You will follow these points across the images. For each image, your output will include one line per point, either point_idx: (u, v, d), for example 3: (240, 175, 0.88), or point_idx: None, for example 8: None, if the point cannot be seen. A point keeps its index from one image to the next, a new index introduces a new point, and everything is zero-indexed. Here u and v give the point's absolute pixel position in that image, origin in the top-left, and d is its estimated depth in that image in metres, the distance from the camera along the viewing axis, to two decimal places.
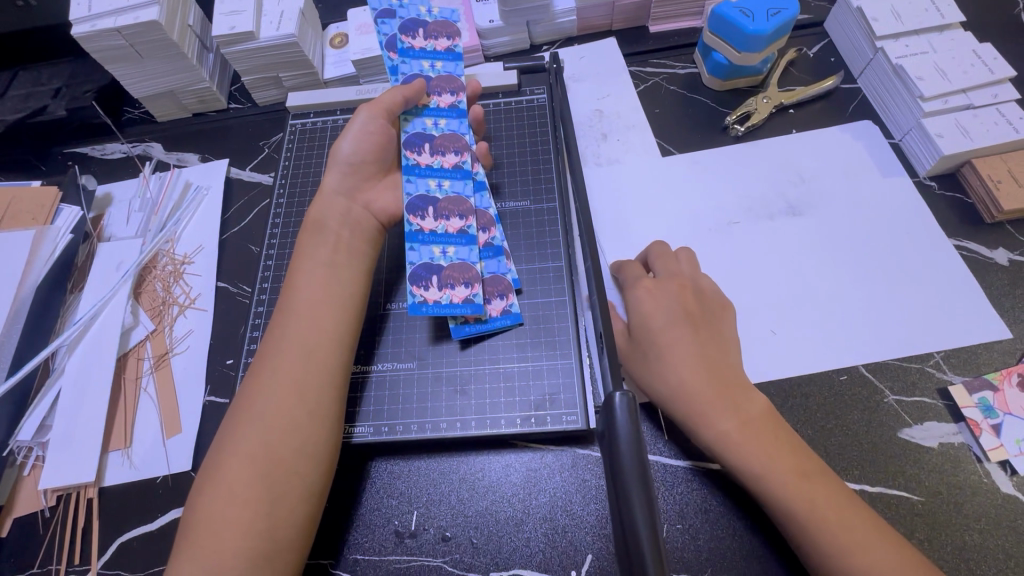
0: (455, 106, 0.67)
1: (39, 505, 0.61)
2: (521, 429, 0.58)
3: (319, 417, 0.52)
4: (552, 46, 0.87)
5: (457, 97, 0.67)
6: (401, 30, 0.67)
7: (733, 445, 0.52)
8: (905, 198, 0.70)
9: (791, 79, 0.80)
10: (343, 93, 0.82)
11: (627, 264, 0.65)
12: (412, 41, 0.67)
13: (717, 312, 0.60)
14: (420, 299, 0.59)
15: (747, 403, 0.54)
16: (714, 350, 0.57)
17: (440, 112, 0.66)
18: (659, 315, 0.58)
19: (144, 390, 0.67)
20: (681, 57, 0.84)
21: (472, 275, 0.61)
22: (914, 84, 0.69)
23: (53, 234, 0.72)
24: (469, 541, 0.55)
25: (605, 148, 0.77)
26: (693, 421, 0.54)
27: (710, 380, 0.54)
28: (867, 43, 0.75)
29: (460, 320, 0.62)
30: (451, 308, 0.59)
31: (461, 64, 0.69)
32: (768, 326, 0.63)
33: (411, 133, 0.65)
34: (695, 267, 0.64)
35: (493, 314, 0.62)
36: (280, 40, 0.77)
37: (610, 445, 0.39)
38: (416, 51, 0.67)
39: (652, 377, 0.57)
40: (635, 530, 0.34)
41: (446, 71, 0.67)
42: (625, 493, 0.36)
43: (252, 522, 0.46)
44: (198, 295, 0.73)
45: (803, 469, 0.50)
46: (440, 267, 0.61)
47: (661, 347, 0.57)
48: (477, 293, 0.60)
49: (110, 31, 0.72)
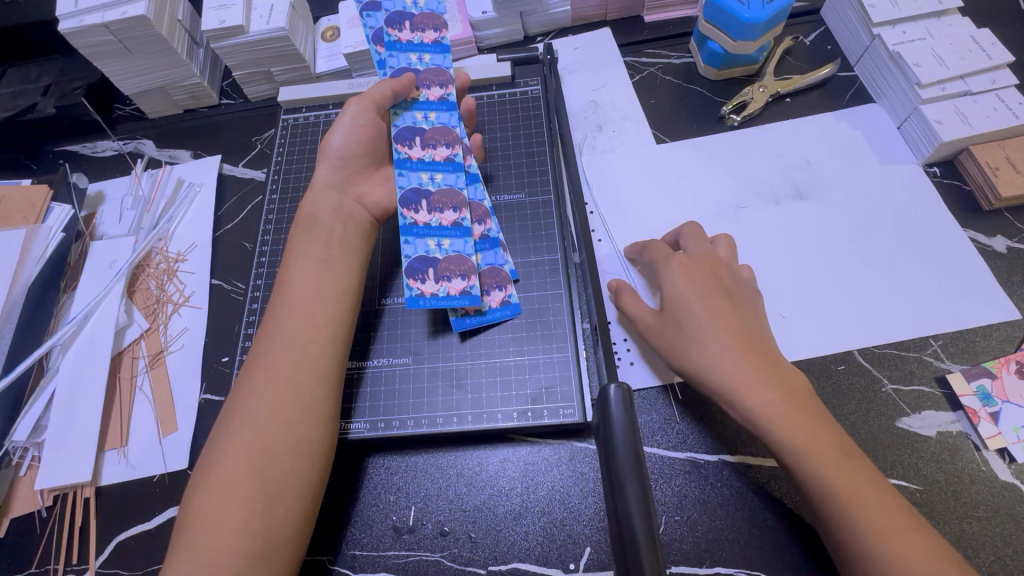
0: (444, 100, 0.66)
1: (35, 506, 0.61)
2: (518, 423, 0.58)
3: (314, 415, 0.51)
4: (546, 37, 0.86)
5: (446, 90, 0.66)
6: (388, 24, 0.66)
7: (771, 417, 0.50)
8: (902, 185, 0.69)
9: (787, 68, 0.79)
10: (335, 88, 0.81)
11: (654, 243, 0.64)
12: (399, 34, 0.66)
13: (750, 290, 0.59)
14: (417, 292, 0.59)
15: (787, 376, 0.52)
16: (751, 324, 0.55)
17: (430, 106, 0.66)
18: (695, 287, 0.57)
19: (139, 389, 0.67)
20: (676, 47, 0.83)
21: (467, 267, 0.61)
22: (912, 71, 0.68)
23: (44, 233, 0.71)
24: (468, 535, 0.55)
25: (601, 139, 0.77)
26: (732, 393, 0.51)
27: (751, 352, 0.53)
28: (864, 30, 0.74)
29: (459, 312, 0.62)
30: (447, 301, 0.59)
31: (449, 57, 0.67)
32: (772, 312, 0.63)
33: (401, 126, 0.64)
34: (733, 249, 0.62)
35: (491, 304, 0.63)
36: (270, 34, 0.76)
37: (605, 439, 0.39)
38: (403, 44, 0.66)
39: (690, 349, 0.54)
40: (629, 521, 0.34)
41: (434, 64, 0.66)
42: (619, 483, 0.36)
43: (248, 521, 0.46)
44: (192, 293, 0.72)
45: (846, 449, 0.49)
46: (435, 260, 0.61)
47: (699, 318, 0.55)
48: (474, 284, 0.61)
49: (98, 27, 0.71)
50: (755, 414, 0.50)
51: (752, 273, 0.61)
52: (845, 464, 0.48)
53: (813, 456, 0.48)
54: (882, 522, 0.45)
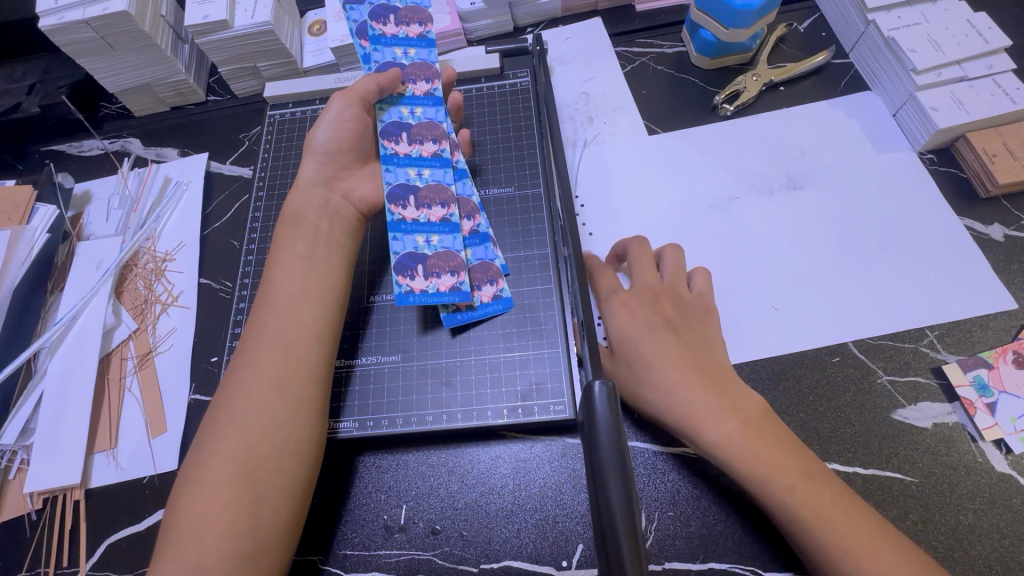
0: (431, 95, 0.65)
1: (25, 509, 0.60)
2: (508, 420, 0.57)
3: (301, 414, 0.51)
4: (536, 28, 0.85)
5: (432, 85, 0.66)
6: (371, 17, 0.65)
7: (730, 447, 0.49)
8: (897, 174, 0.68)
9: (781, 56, 0.78)
10: (321, 82, 0.80)
11: (599, 271, 0.62)
12: (384, 27, 0.65)
13: (698, 312, 0.59)
14: (406, 289, 0.58)
15: (741, 402, 0.52)
16: (699, 351, 0.55)
17: (416, 100, 0.65)
18: (636, 324, 0.56)
19: (128, 390, 0.66)
20: (668, 36, 0.82)
21: (457, 263, 0.60)
22: (907, 57, 0.67)
23: (29, 234, 0.70)
24: (459, 533, 0.54)
25: (592, 131, 0.75)
26: (688, 428, 0.51)
27: (702, 383, 0.53)
28: (859, 16, 0.73)
29: (450, 308, 0.61)
30: (437, 297, 0.59)
31: (435, 51, 0.67)
32: (768, 302, 0.62)
33: (388, 122, 0.63)
34: (679, 268, 0.61)
35: (482, 300, 0.62)
36: (254, 28, 0.75)
37: (589, 435, 0.38)
38: (388, 38, 0.65)
39: (639, 389, 0.54)
40: (610, 507, 0.34)
41: (419, 58, 0.66)
42: (602, 480, 0.36)
43: (235, 522, 0.46)
44: (180, 292, 0.72)
45: (809, 470, 0.49)
46: (425, 256, 0.60)
47: (643, 357, 0.55)
48: (464, 280, 0.60)
49: (79, 24, 0.70)
50: (713, 448, 0.50)
51: (704, 284, 0.61)
52: (811, 486, 0.47)
53: (778, 484, 0.48)
54: (854, 545, 0.45)
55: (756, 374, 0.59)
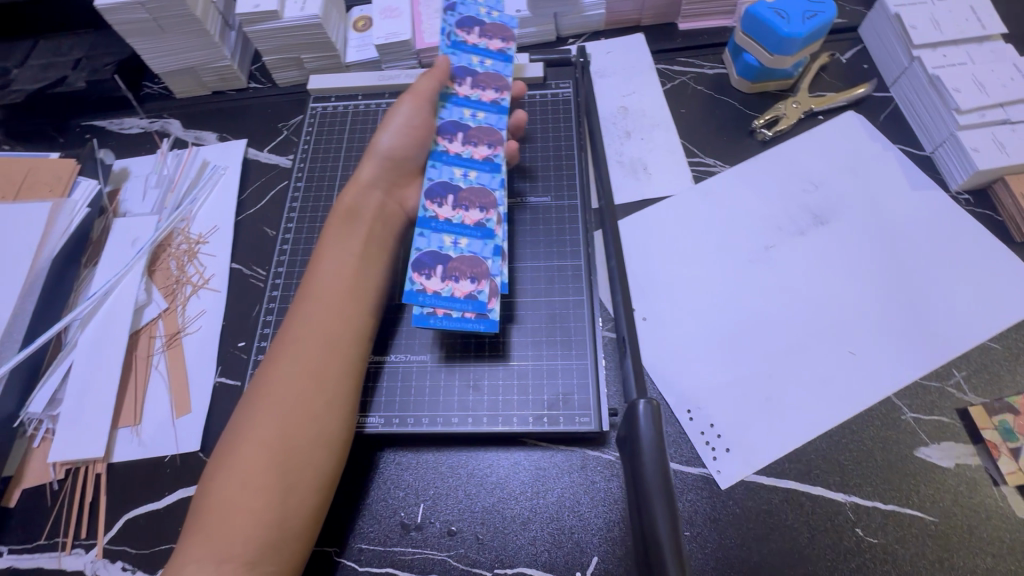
0: (497, 103, 0.65)
1: (47, 478, 0.61)
2: (533, 428, 0.57)
3: (335, 408, 0.52)
4: (578, 39, 0.85)
5: (500, 95, 0.66)
6: (457, 25, 0.66)
7: None
8: (934, 212, 0.68)
9: (821, 85, 0.78)
10: (364, 79, 0.81)
11: None
12: (466, 36, 0.66)
13: None
14: (419, 287, 0.58)
15: None
16: None
17: (480, 106, 0.65)
18: None
19: (155, 367, 0.67)
20: (710, 57, 0.82)
21: (479, 270, 0.59)
22: (951, 96, 0.67)
23: (70, 207, 0.72)
24: (475, 536, 0.55)
25: (629, 146, 0.76)
26: None
27: None
28: (903, 51, 0.73)
29: (427, 310, 0.58)
30: (448, 301, 0.58)
31: (511, 66, 0.67)
32: (859, 350, 0.61)
33: (445, 120, 0.64)
34: None
35: (466, 315, 0.58)
36: (303, 21, 0.77)
37: (632, 453, 0.39)
38: (468, 45, 0.66)
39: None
40: (655, 533, 0.34)
41: (495, 69, 0.66)
42: (645, 499, 0.36)
43: (263, 509, 0.47)
44: (211, 276, 0.72)
45: None
46: (447, 258, 0.59)
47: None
48: (482, 290, 0.58)
49: (134, 4, 0.72)
50: None
51: None
52: None
53: None
54: None
55: (784, 399, 0.59)
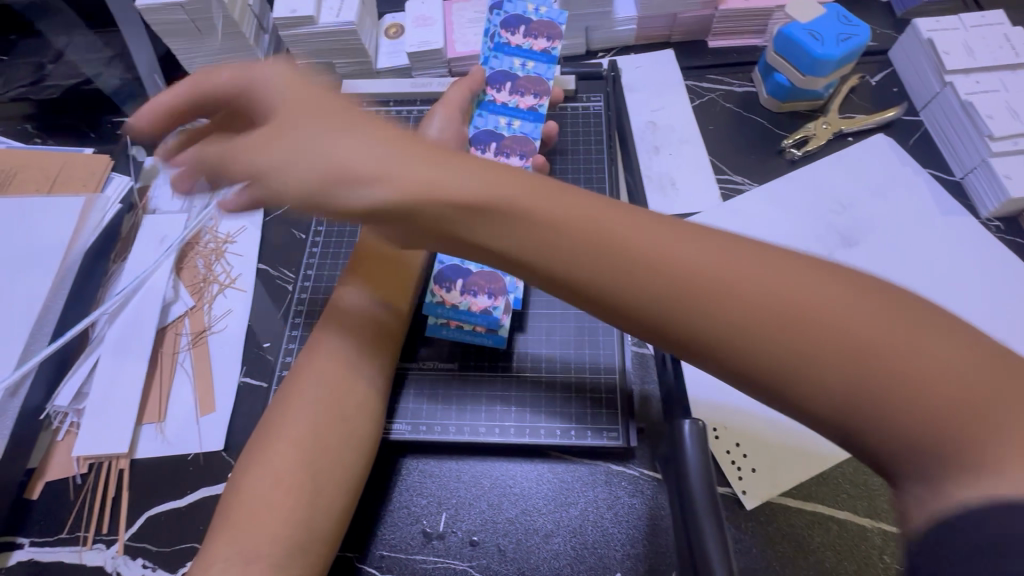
0: (533, 110, 0.69)
1: (70, 472, 0.61)
2: (560, 440, 0.57)
3: (364, 410, 0.53)
4: (608, 54, 0.86)
5: (538, 100, 0.69)
6: (503, 25, 0.71)
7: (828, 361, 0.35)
8: (965, 238, 0.68)
9: (852, 106, 0.78)
10: (396, 85, 0.82)
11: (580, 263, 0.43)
12: (510, 37, 0.71)
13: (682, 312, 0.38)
14: (438, 299, 0.60)
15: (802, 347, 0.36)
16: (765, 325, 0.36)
17: (516, 113, 0.70)
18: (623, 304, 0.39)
19: (180, 365, 0.67)
20: (739, 75, 0.82)
21: (496, 287, 0.60)
22: (984, 122, 0.67)
23: (103, 202, 0.72)
24: (497, 547, 0.55)
25: (658, 162, 0.76)
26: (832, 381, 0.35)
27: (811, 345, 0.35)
28: (934, 76, 0.73)
29: (439, 321, 0.61)
30: (465, 315, 0.60)
31: (552, 68, 0.71)
32: None
33: (481, 130, 0.69)
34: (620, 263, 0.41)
35: (476, 329, 0.61)
36: (338, 27, 0.77)
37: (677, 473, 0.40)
38: (511, 48, 0.71)
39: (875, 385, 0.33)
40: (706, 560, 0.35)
41: (536, 72, 0.70)
42: (693, 518, 0.37)
43: (292, 510, 0.47)
44: (238, 275, 0.72)
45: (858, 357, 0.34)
46: (467, 273, 0.60)
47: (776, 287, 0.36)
48: (497, 306, 0.59)
49: (174, 6, 0.72)
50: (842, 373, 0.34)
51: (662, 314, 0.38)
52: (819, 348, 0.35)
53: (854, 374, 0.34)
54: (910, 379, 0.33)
55: None
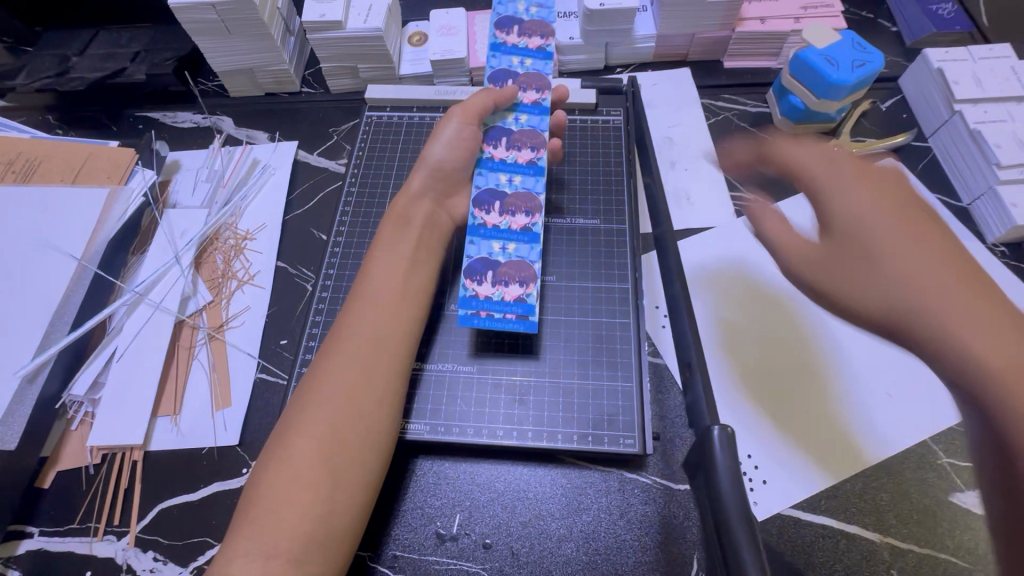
0: (538, 104, 0.67)
1: (84, 461, 0.61)
2: (577, 446, 0.58)
3: (385, 407, 0.54)
4: (626, 69, 0.88)
5: (542, 94, 0.67)
6: (497, 26, 0.68)
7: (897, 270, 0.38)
8: (972, 262, 0.70)
9: (863, 131, 0.80)
10: (419, 92, 0.83)
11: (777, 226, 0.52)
12: (506, 37, 0.68)
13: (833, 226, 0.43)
14: (472, 293, 0.60)
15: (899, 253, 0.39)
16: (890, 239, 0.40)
17: (523, 107, 0.67)
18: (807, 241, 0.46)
19: (196, 358, 0.67)
20: (754, 96, 0.85)
21: (527, 275, 0.61)
22: (992, 152, 0.69)
23: (126, 194, 0.73)
24: (509, 550, 0.55)
25: (673, 176, 0.78)
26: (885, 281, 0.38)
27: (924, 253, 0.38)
28: (944, 104, 0.76)
29: (470, 310, 0.60)
30: (500, 305, 0.61)
31: (550, 64, 0.68)
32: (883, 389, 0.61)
33: (492, 127, 0.66)
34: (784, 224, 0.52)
35: (506, 316, 0.60)
36: (365, 32, 0.79)
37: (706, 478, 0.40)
38: (508, 47, 0.68)
39: (1005, 398, 0.33)
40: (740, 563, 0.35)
41: (535, 68, 0.68)
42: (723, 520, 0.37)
43: (313, 504, 0.47)
44: (257, 272, 0.73)
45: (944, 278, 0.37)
46: (497, 263, 0.62)
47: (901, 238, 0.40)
48: (530, 293, 0.61)
49: (205, 6, 0.74)
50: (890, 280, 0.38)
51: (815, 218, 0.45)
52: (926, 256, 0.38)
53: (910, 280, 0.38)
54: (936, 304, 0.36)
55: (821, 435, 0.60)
